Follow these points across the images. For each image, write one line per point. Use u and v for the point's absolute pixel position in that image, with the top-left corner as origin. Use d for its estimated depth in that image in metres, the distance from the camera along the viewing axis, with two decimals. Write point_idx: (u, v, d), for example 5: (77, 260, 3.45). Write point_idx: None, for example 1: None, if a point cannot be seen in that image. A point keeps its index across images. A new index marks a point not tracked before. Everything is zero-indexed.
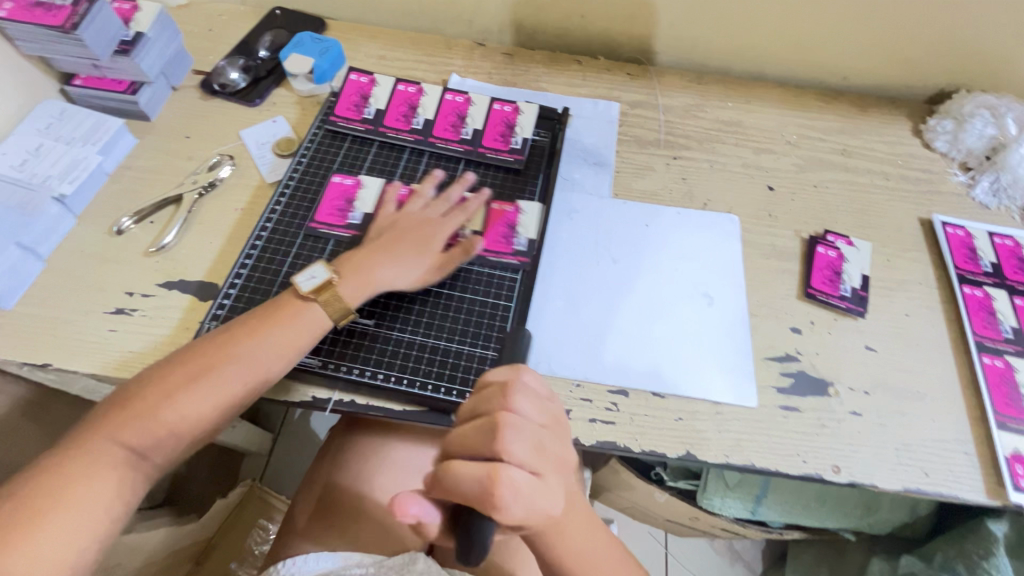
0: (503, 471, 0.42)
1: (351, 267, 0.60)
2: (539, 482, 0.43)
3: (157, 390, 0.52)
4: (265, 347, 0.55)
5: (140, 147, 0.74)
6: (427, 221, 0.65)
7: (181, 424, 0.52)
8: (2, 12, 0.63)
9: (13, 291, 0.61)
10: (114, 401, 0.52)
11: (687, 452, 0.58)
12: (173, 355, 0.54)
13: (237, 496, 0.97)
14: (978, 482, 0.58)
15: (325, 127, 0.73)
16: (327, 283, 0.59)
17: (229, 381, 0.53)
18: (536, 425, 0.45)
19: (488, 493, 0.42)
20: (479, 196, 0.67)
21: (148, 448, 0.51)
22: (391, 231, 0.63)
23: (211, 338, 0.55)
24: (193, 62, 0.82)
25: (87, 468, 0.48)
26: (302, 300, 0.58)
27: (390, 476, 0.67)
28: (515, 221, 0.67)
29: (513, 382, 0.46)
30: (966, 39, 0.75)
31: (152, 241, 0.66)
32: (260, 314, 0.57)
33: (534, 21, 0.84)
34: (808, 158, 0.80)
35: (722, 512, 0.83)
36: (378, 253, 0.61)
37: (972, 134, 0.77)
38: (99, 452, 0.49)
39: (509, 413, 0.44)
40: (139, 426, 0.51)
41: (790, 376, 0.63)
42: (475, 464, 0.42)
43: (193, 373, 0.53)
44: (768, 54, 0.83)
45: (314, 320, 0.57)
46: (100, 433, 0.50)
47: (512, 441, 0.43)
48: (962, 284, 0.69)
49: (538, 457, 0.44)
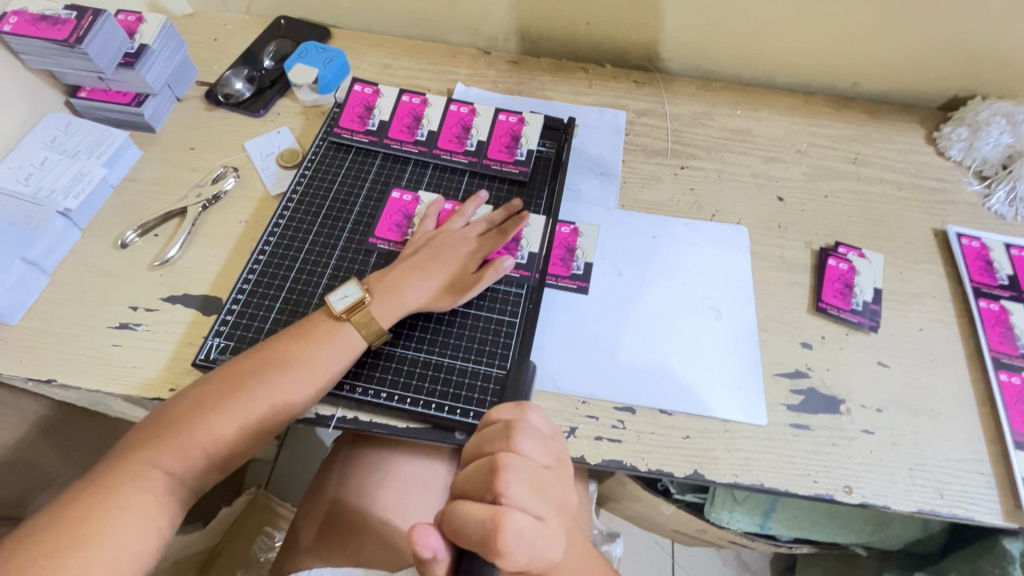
0: (507, 514, 0.41)
1: (384, 286, 0.60)
2: (542, 525, 0.43)
3: (192, 414, 0.52)
4: (296, 371, 0.54)
5: (145, 159, 0.74)
6: (461, 239, 0.64)
7: (215, 448, 0.52)
8: (7, 27, 0.63)
9: (19, 305, 0.61)
10: (151, 423, 0.53)
11: (695, 471, 0.57)
12: (206, 377, 0.55)
13: (243, 502, 1.01)
14: (994, 503, 0.56)
15: (330, 139, 0.73)
16: (360, 304, 0.58)
17: (261, 406, 0.53)
18: (538, 467, 0.44)
19: (492, 537, 0.40)
20: (476, 199, 0.66)
21: (185, 473, 0.51)
22: (424, 249, 0.63)
23: (243, 360, 0.55)
24: (198, 72, 0.82)
25: (126, 493, 0.48)
26: (334, 319, 0.58)
27: (393, 491, 0.67)
28: (573, 244, 0.69)
29: (517, 420, 0.46)
30: (981, 46, 0.74)
31: (156, 255, 0.66)
32: (291, 335, 0.57)
33: (539, 28, 0.84)
34: (818, 166, 0.78)
35: (731, 525, 0.81)
36: (411, 273, 0.61)
37: (987, 142, 0.75)
38: (137, 478, 0.49)
39: (512, 452, 0.44)
40: (170, 451, 0.51)
41: (800, 393, 0.61)
42: (478, 507, 0.42)
43: (226, 397, 0.53)
44: (777, 61, 0.82)
45: (347, 341, 0.57)
46: (138, 457, 0.50)
47: (515, 482, 0.43)
48: (978, 297, 0.67)
49: (539, 498, 0.43)
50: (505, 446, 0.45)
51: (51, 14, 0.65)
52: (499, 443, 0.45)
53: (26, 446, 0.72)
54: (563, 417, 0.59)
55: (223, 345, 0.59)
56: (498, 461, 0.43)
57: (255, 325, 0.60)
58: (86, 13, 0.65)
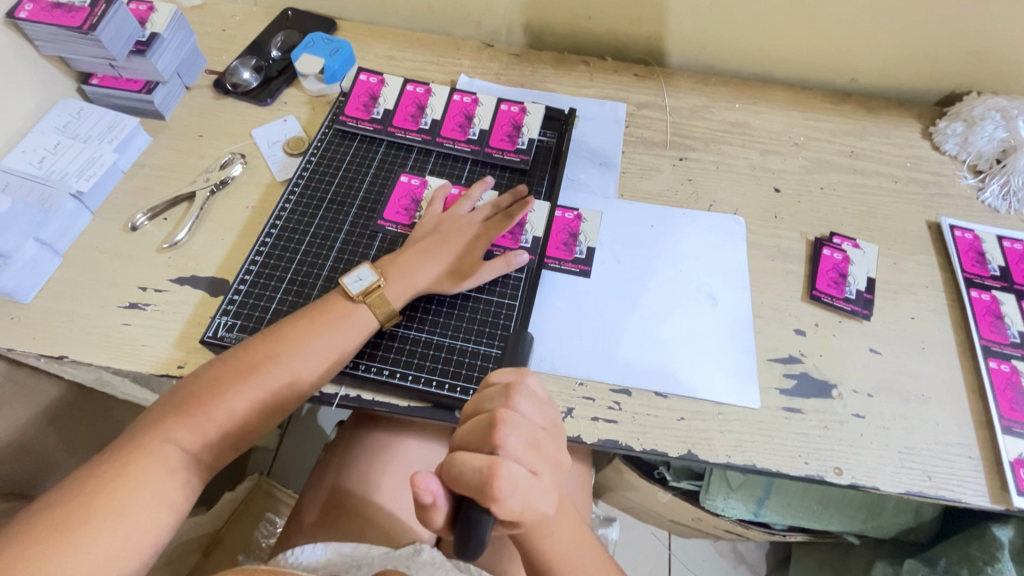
0: (504, 463, 0.42)
1: (396, 269, 0.61)
2: (535, 478, 0.44)
3: (208, 392, 0.53)
4: (309, 350, 0.56)
5: (155, 145, 0.75)
6: (470, 223, 0.66)
7: (230, 427, 0.54)
8: (23, 14, 0.65)
9: (32, 284, 0.63)
10: (168, 401, 0.54)
11: (689, 451, 0.58)
12: (222, 356, 0.56)
13: (246, 488, 1.02)
14: (981, 486, 0.58)
15: (335, 127, 0.75)
16: (376, 287, 0.60)
17: (275, 385, 0.55)
18: (535, 425, 0.46)
19: (487, 483, 0.41)
20: (483, 183, 0.68)
21: (200, 450, 0.53)
22: (434, 232, 0.65)
23: (257, 341, 0.56)
24: (206, 61, 0.83)
25: (143, 470, 0.50)
26: (349, 301, 0.59)
27: (396, 471, 0.68)
28: (577, 229, 0.71)
29: (516, 382, 0.47)
30: (976, 44, 0.75)
31: (165, 238, 0.68)
32: (306, 316, 0.58)
33: (542, 22, 0.85)
34: (815, 159, 0.80)
35: (724, 513, 0.83)
36: (423, 256, 0.62)
37: (982, 136, 0.77)
38: (154, 454, 0.51)
39: (510, 408, 0.45)
40: (187, 429, 0.52)
41: (793, 377, 0.63)
42: (475, 456, 0.43)
43: (242, 376, 0.54)
44: (776, 55, 0.83)
45: (360, 321, 0.58)
46: (155, 434, 0.52)
47: (513, 436, 0.44)
48: (969, 287, 0.68)
49: (534, 453, 0.45)
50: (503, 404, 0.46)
51: (65, 2, 0.67)
52: (498, 401, 0.46)
53: (39, 425, 0.74)
54: (561, 398, 0.61)
55: (230, 324, 0.61)
56: (496, 415, 0.44)
57: (262, 305, 0.62)
58: (99, 1, 0.67)
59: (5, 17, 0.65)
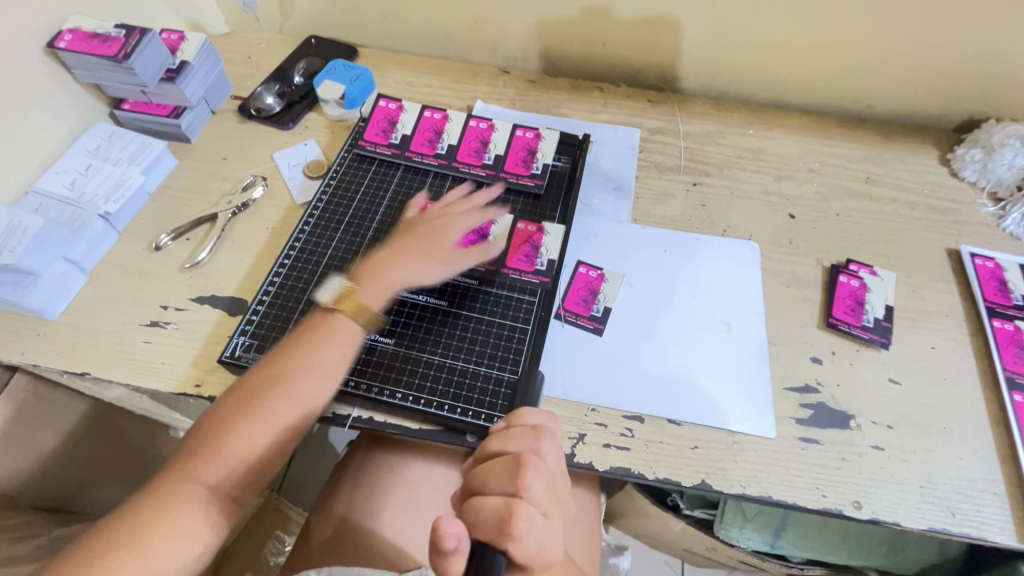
0: (523, 503, 0.44)
1: (366, 273, 0.64)
2: (549, 519, 0.46)
3: (226, 426, 0.54)
4: (310, 371, 0.57)
5: (180, 168, 0.78)
6: (443, 219, 0.68)
7: (251, 459, 0.55)
8: (62, 43, 0.68)
9: (57, 302, 0.65)
10: (191, 440, 0.55)
11: (703, 481, 0.58)
12: (224, 394, 0.57)
13: (256, 505, 1.04)
14: (1008, 525, 0.56)
15: (354, 151, 0.76)
16: (344, 289, 0.62)
17: (284, 409, 0.56)
18: (555, 469, 0.48)
19: (505, 523, 0.43)
20: (488, 193, 0.70)
21: (225, 484, 0.54)
22: (408, 235, 0.67)
23: (255, 374, 0.57)
24: (232, 87, 0.86)
25: (170, 510, 0.51)
26: (327, 308, 0.61)
27: (404, 494, 0.68)
28: (598, 287, 0.69)
29: (544, 426, 0.50)
30: (993, 70, 0.75)
31: (187, 258, 0.70)
32: (302, 338, 0.59)
33: (558, 49, 0.87)
34: (830, 185, 0.79)
35: (740, 543, 0.81)
36: (398, 257, 0.64)
37: (1001, 164, 0.76)
38: (182, 493, 0.52)
39: (535, 451, 0.48)
40: (206, 466, 0.53)
41: (810, 407, 0.62)
42: (494, 497, 0.45)
43: (252, 404, 0.55)
44: (790, 81, 0.84)
45: (343, 330, 0.60)
46: (177, 474, 0.53)
47: (537, 478, 0.46)
48: (991, 317, 0.67)
49: (552, 495, 0.47)
50: (530, 444, 0.49)
51: (102, 32, 0.70)
52: (524, 442, 0.49)
53: None
54: (572, 423, 0.60)
55: (248, 344, 0.61)
56: (521, 456, 0.47)
57: (278, 325, 0.63)
58: (133, 31, 0.70)
59: (46, 47, 0.68)
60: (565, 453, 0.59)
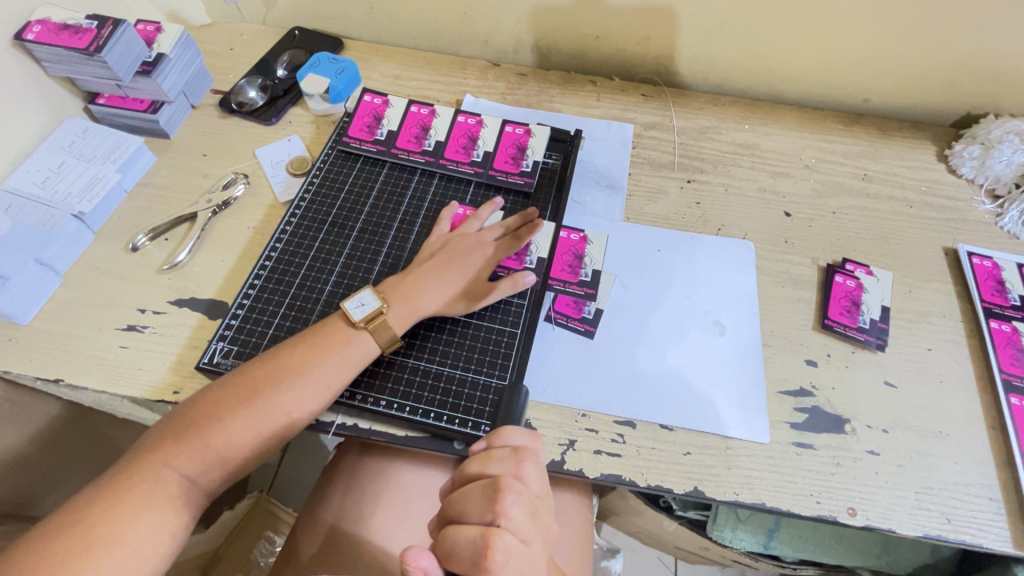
0: (499, 533, 0.44)
1: (398, 293, 0.60)
2: (528, 546, 0.46)
3: (209, 418, 0.52)
4: (308, 377, 0.55)
5: (159, 165, 0.75)
6: (479, 244, 0.64)
7: (227, 454, 0.52)
8: (30, 35, 0.65)
9: (30, 305, 0.62)
10: (164, 428, 0.53)
11: (695, 488, 0.56)
12: (221, 381, 0.55)
13: (244, 506, 1.02)
14: (1004, 530, 0.55)
15: (338, 148, 0.74)
16: (378, 313, 0.58)
17: (275, 412, 0.54)
18: (534, 494, 0.48)
19: (482, 554, 0.44)
20: (492, 204, 0.67)
21: (197, 477, 0.52)
22: (441, 252, 0.64)
23: (258, 365, 0.55)
24: (213, 81, 0.84)
25: (138, 497, 0.49)
26: (352, 327, 0.58)
27: (392, 501, 0.67)
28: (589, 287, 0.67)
29: (526, 448, 0.50)
30: (992, 65, 0.73)
31: (166, 259, 0.67)
32: (305, 341, 0.57)
33: (549, 41, 0.84)
34: (826, 182, 0.78)
35: (733, 544, 0.80)
36: (428, 278, 0.61)
37: (999, 160, 0.74)
38: (152, 481, 0.50)
39: (515, 476, 0.48)
40: (185, 454, 0.51)
41: (804, 411, 0.61)
42: (472, 526, 0.45)
43: (243, 402, 0.53)
44: (786, 75, 0.82)
45: (362, 348, 0.57)
46: (153, 459, 0.51)
47: (515, 504, 0.46)
48: (988, 317, 0.66)
49: (532, 521, 0.47)
50: (510, 468, 0.49)
51: (73, 23, 0.67)
52: (505, 466, 0.49)
53: (36, 445, 0.73)
54: (563, 430, 0.59)
55: (227, 349, 0.60)
56: (500, 482, 0.47)
57: (259, 330, 0.61)
58: (106, 23, 0.67)
59: (14, 39, 0.65)
60: (556, 459, 0.58)
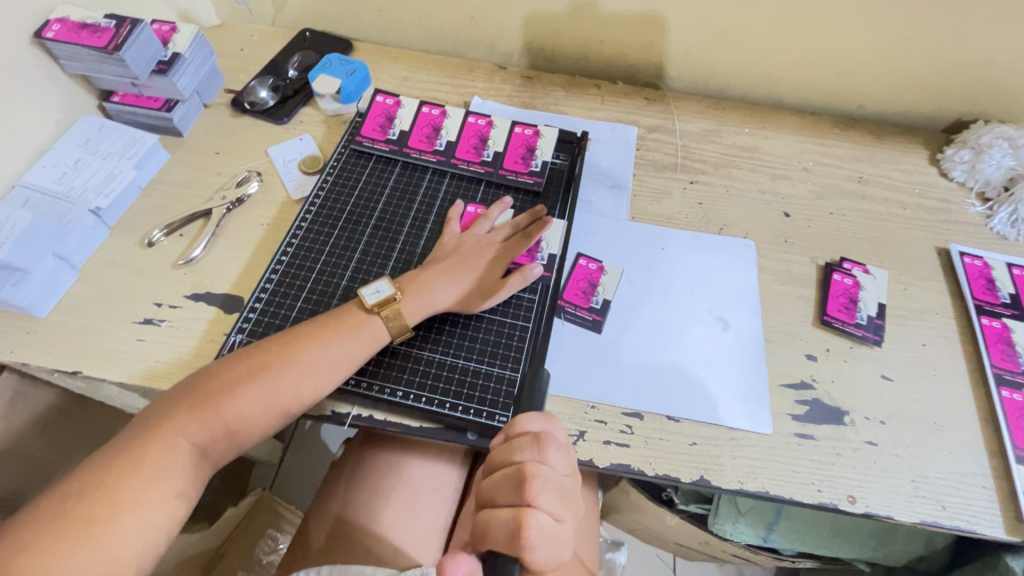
0: (530, 515, 0.45)
1: (412, 285, 0.62)
2: (560, 529, 0.47)
3: (220, 390, 0.54)
4: (318, 358, 0.56)
5: (172, 162, 0.76)
6: (489, 244, 0.66)
7: (238, 426, 0.54)
8: (50, 33, 0.67)
9: (47, 299, 0.63)
10: (177, 396, 0.54)
11: (701, 477, 0.58)
12: (235, 355, 0.56)
13: (246, 502, 1.03)
14: (996, 516, 0.57)
15: (351, 147, 0.76)
16: (392, 299, 0.60)
17: (285, 390, 0.55)
18: (561, 476, 0.48)
19: (516, 536, 0.45)
20: (502, 204, 0.69)
21: (207, 445, 0.53)
22: (453, 251, 0.65)
23: (272, 343, 0.57)
24: (225, 81, 0.85)
25: (154, 463, 0.50)
26: (365, 311, 0.60)
27: (404, 492, 0.68)
28: (597, 279, 0.69)
29: (546, 433, 0.49)
30: (982, 72, 0.76)
31: (181, 254, 0.68)
32: (320, 324, 0.58)
33: (555, 45, 0.87)
34: (824, 184, 0.81)
35: (734, 537, 0.82)
36: (441, 275, 0.63)
37: (989, 164, 0.77)
38: (166, 447, 0.51)
39: (540, 462, 0.48)
40: (197, 423, 0.53)
41: (805, 404, 0.63)
42: (504, 509, 0.46)
43: (254, 377, 0.54)
44: (785, 82, 0.85)
45: (377, 336, 0.59)
46: (166, 427, 0.52)
47: (543, 491, 0.46)
48: (980, 314, 0.69)
49: (563, 503, 0.47)
50: (534, 455, 0.48)
51: (91, 22, 0.68)
52: (528, 453, 0.48)
53: (46, 437, 0.73)
54: (573, 421, 0.61)
55: (244, 342, 0.61)
56: (526, 469, 0.47)
57: (276, 323, 0.62)
58: (124, 22, 0.68)
59: (33, 36, 0.66)
60: None
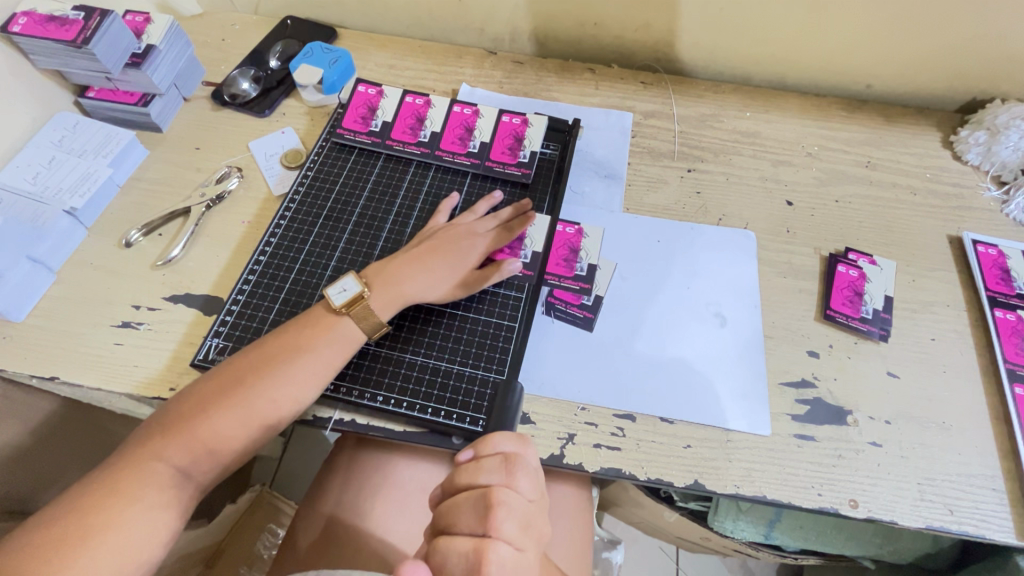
0: (493, 546, 0.43)
1: (380, 279, 0.60)
2: (523, 559, 0.45)
3: (196, 411, 0.52)
4: (294, 367, 0.54)
5: (151, 159, 0.74)
6: (470, 234, 0.64)
7: (218, 447, 0.52)
8: (16, 27, 0.64)
9: (23, 303, 0.62)
10: (155, 420, 0.53)
11: (696, 481, 0.56)
12: (208, 374, 0.54)
13: (247, 499, 1.02)
14: (1006, 521, 0.55)
15: (333, 140, 0.73)
16: (359, 297, 0.58)
17: (262, 405, 0.53)
18: (527, 502, 0.46)
19: (475, 569, 0.43)
20: (490, 199, 0.67)
21: (187, 468, 0.51)
22: (429, 241, 0.63)
23: (243, 357, 0.55)
24: (205, 72, 0.82)
25: (130, 487, 0.49)
26: (333, 313, 0.58)
27: (391, 495, 0.67)
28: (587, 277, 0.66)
29: (516, 456, 0.48)
30: (1001, 48, 0.71)
31: (160, 255, 0.67)
32: (291, 331, 0.56)
33: (547, 28, 0.83)
34: (830, 170, 0.77)
35: (734, 535, 0.79)
36: (412, 265, 0.60)
37: (1006, 146, 0.73)
38: (144, 471, 0.50)
39: (508, 486, 0.46)
40: (175, 446, 0.51)
41: (806, 403, 0.60)
42: (465, 539, 0.44)
43: (229, 395, 0.53)
44: (789, 62, 0.80)
45: (347, 335, 0.57)
46: (144, 453, 0.50)
47: (508, 519, 0.45)
48: (993, 307, 0.65)
49: (527, 532, 0.46)
50: (501, 478, 0.47)
51: (59, 15, 0.66)
52: (495, 476, 0.47)
53: (35, 440, 0.73)
54: (562, 423, 0.59)
55: (222, 346, 0.59)
56: (493, 494, 0.45)
57: (254, 326, 0.60)
58: (93, 13, 0.66)
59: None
60: (555, 453, 0.57)
